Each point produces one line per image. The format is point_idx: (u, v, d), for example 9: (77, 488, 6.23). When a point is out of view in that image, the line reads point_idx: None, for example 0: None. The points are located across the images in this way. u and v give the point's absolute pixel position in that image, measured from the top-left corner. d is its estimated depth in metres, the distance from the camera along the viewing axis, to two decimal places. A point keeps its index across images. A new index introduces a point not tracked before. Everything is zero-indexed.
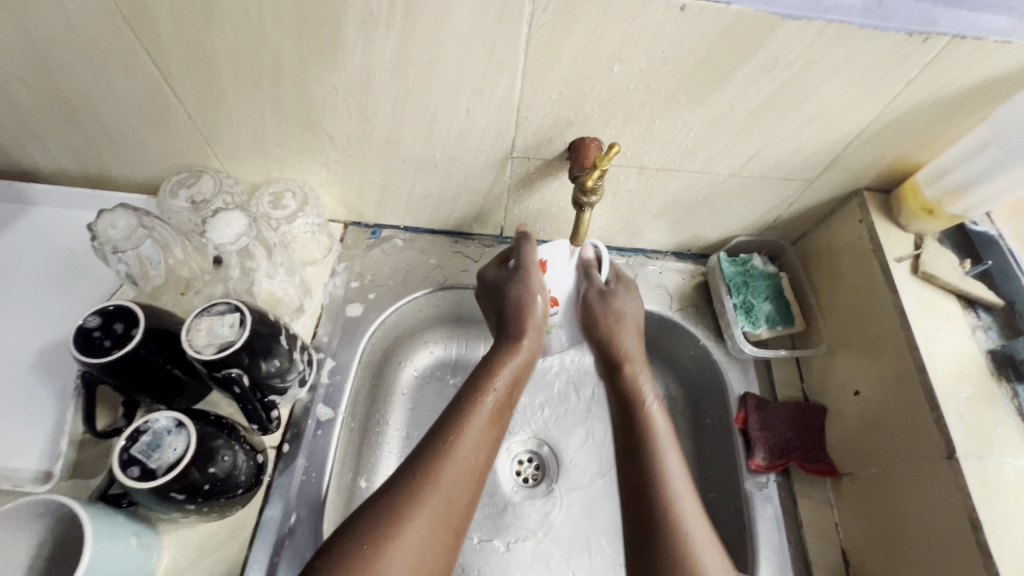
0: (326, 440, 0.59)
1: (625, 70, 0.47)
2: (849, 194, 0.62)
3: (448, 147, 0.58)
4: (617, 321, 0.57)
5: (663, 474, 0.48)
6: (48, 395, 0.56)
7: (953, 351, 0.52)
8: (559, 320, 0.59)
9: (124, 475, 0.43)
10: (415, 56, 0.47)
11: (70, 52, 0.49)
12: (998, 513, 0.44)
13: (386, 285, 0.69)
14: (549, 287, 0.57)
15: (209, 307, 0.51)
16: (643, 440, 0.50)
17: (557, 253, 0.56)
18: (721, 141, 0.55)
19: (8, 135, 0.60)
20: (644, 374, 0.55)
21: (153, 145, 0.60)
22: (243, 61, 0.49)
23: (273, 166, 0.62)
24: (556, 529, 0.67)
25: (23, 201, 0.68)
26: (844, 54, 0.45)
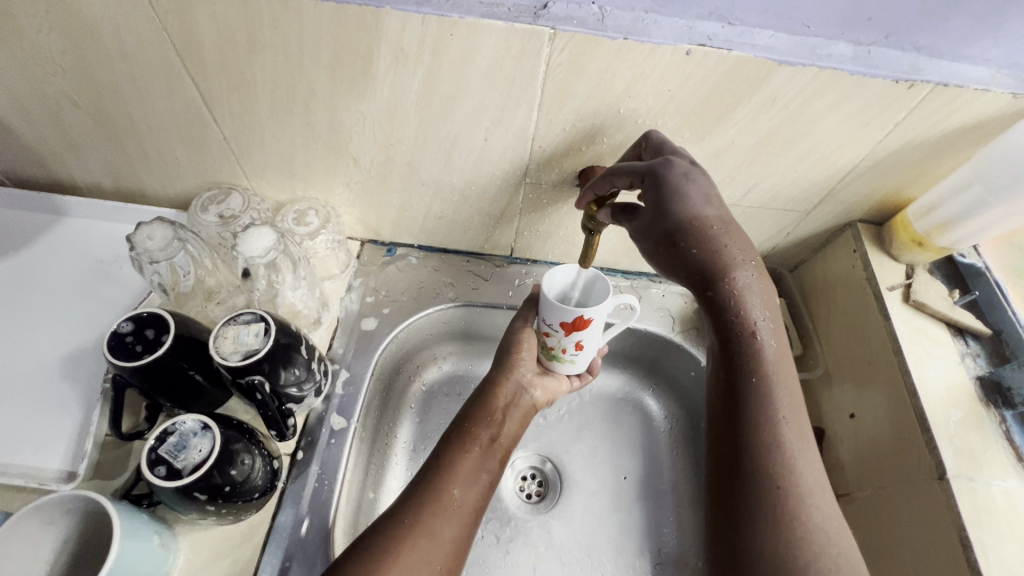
0: (339, 449, 0.60)
1: (634, 107, 0.51)
2: (843, 225, 0.65)
3: (465, 172, 0.61)
4: (693, 228, 0.48)
5: (776, 429, 0.46)
6: (74, 397, 0.59)
7: (944, 377, 0.54)
8: (574, 358, 0.61)
9: (152, 474, 0.45)
10: (440, 89, 0.51)
11: (121, 76, 0.53)
12: (988, 534, 0.45)
13: (399, 301, 0.72)
14: (576, 336, 0.56)
15: (236, 317, 0.53)
16: (755, 377, 0.48)
17: (601, 314, 0.52)
18: (723, 173, 0.58)
19: (50, 150, 0.64)
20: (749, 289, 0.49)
21: (188, 163, 0.64)
22: (281, 89, 0.53)
23: (299, 185, 0.65)
24: (559, 545, 0.68)
25: (58, 211, 0.71)
26: (837, 97, 0.48)
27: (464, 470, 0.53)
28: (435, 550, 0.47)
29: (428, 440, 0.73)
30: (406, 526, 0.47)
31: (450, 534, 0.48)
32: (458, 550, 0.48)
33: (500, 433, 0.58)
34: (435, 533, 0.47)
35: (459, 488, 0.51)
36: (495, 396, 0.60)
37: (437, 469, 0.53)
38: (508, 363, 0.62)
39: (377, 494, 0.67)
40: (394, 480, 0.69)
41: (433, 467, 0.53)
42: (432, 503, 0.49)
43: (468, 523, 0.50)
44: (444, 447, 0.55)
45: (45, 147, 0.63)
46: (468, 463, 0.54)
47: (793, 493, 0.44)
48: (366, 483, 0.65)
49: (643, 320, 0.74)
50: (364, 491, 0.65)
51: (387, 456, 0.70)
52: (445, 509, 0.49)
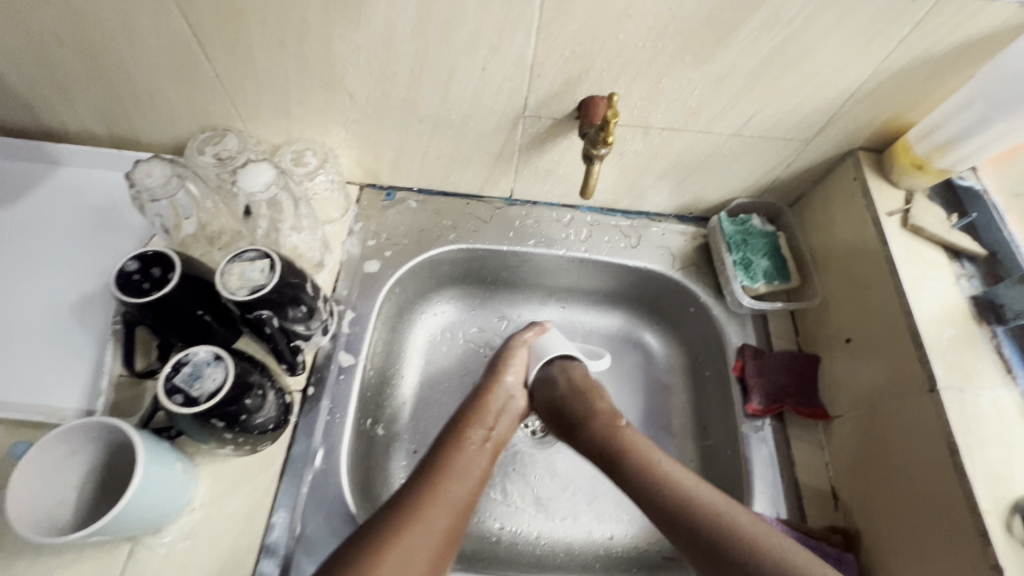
0: (348, 384, 0.62)
1: (634, 27, 0.50)
2: (844, 154, 0.65)
3: (464, 106, 0.60)
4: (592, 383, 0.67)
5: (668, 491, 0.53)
6: (86, 339, 0.60)
7: (938, 298, 0.55)
8: None
9: (169, 402, 0.46)
10: (437, 14, 0.50)
11: (107, 11, 0.52)
12: (974, 438, 0.47)
13: (400, 244, 0.72)
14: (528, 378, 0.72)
15: (240, 253, 0.54)
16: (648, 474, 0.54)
17: None
18: (723, 100, 0.58)
19: (38, 94, 0.62)
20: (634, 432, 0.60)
21: (180, 104, 0.63)
22: (271, 19, 0.51)
23: (294, 125, 0.65)
24: (562, 475, 0.72)
25: (51, 160, 0.71)
26: (841, 12, 0.48)
27: (452, 475, 0.54)
28: (427, 531, 0.49)
29: (435, 381, 0.75)
30: (403, 511, 0.49)
31: (439, 524, 0.50)
32: (448, 543, 0.50)
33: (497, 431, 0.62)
34: (418, 530, 0.48)
35: (455, 483, 0.54)
36: (488, 400, 0.64)
37: (434, 468, 0.55)
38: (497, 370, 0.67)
39: (387, 431, 0.69)
40: (404, 419, 0.71)
41: (429, 465, 0.55)
42: (428, 494, 0.52)
43: (458, 519, 0.52)
44: (438, 449, 0.58)
45: (32, 90, 0.62)
46: (456, 468, 0.55)
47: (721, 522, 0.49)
48: (376, 420, 0.68)
49: (643, 258, 0.74)
50: (374, 428, 0.67)
51: (395, 396, 0.72)
52: (440, 499, 0.52)
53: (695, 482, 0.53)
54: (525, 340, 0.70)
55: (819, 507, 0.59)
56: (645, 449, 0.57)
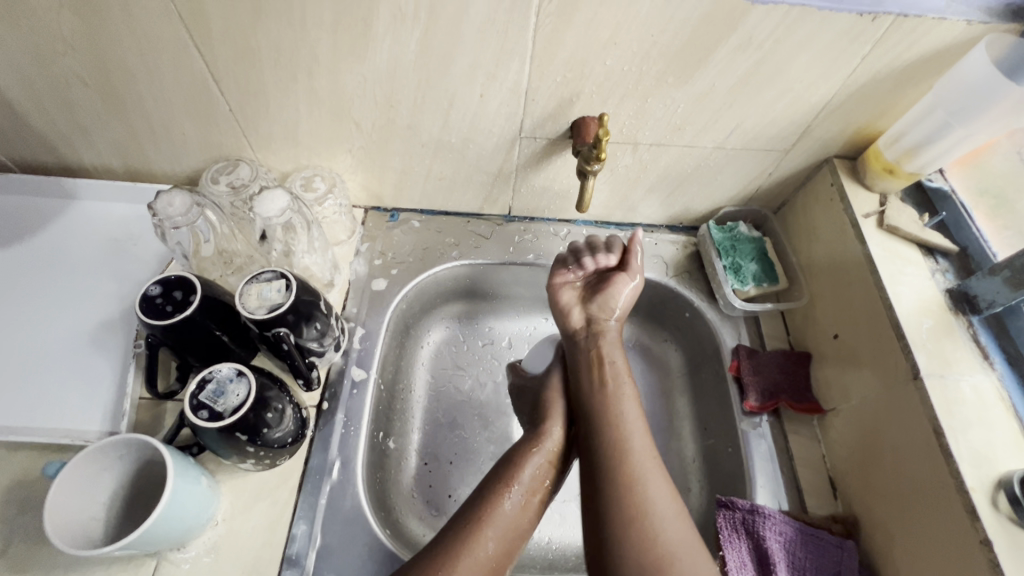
0: (361, 397, 0.64)
1: (620, 53, 0.55)
2: (821, 162, 0.69)
3: (463, 130, 0.64)
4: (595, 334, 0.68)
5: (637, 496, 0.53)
6: (107, 364, 0.62)
7: (916, 291, 0.59)
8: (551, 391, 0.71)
9: (195, 417, 0.48)
10: (438, 48, 0.54)
11: (129, 54, 0.55)
12: (957, 421, 0.50)
13: (406, 262, 0.75)
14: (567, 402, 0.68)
15: (257, 275, 0.57)
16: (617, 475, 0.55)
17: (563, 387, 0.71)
18: (705, 117, 0.62)
19: (59, 132, 0.66)
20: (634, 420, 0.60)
21: (195, 138, 0.66)
22: (284, 57, 0.56)
23: (303, 154, 0.68)
24: (570, 480, 0.74)
25: (68, 195, 0.74)
26: (806, 34, 0.52)
27: (500, 516, 0.54)
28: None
29: (443, 394, 0.77)
30: (440, 559, 0.49)
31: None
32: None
33: (539, 472, 0.60)
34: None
35: (490, 537, 0.53)
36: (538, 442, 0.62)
37: (474, 514, 0.54)
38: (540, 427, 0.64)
39: (398, 445, 0.71)
40: (414, 432, 0.73)
41: (472, 512, 0.54)
42: (479, 522, 0.53)
43: (494, 568, 0.52)
44: (484, 493, 0.56)
45: (54, 129, 0.65)
46: (506, 510, 0.55)
47: (650, 541, 0.51)
48: (387, 434, 0.70)
49: None
50: (385, 441, 0.69)
51: (404, 409, 0.74)
52: (475, 553, 0.51)
53: (665, 517, 0.52)
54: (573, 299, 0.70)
55: (819, 498, 0.61)
56: (640, 457, 0.56)
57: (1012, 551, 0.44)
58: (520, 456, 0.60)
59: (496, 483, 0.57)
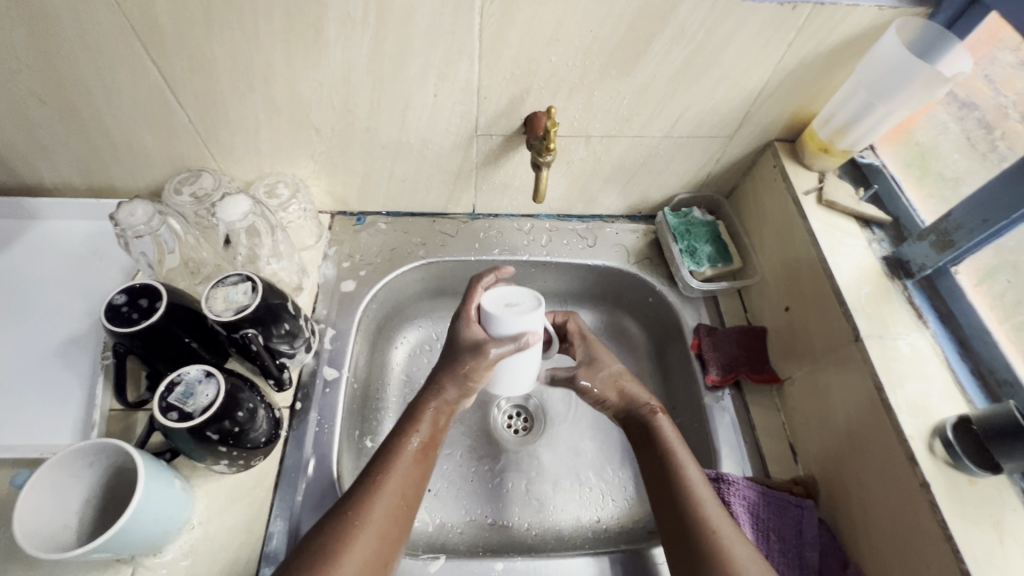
0: (334, 396, 0.65)
1: (563, 49, 0.58)
2: (764, 146, 0.73)
3: (421, 131, 0.67)
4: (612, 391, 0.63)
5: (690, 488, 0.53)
6: (74, 378, 0.62)
7: (855, 261, 0.62)
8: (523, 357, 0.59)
9: (165, 418, 0.49)
10: (389, 51, 0.56)
11: (85, 69, 0.56)
12: (895, 376, 0.54)
13: (374, 262, 0.77)
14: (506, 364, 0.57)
15: (223, 279, 0.58)
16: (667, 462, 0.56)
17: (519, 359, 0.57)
18: (650, 107, 0.65)
19: (17, 151, 0.66)
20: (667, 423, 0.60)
21: (157, 151, 0.67)
22: (240, 66, 0.57)
23: (265, 162, 0.70)
24: (547, 467, 0.76)
25: (29, 214, 0.74)
26: (734, 24, 0.56)
27: (404, 458, 0.53)
28: (370, 537, 0.48)
29: None
30: (342, 520, 0.48)
31: (381, 521, 0.49)
32: (391, 541, 0.49)
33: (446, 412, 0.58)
34: (355, 544, 0.47)
35: (394, 479, 0.51)
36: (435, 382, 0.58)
37: (378, 460, 0.53)
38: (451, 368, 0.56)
39: (375, 443, 0.72)
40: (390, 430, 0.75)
41: (376, 456, 0.53)
42: (385, 464, 0.53)
43: (401, 514, 0.50)
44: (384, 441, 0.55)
45: (13, 148, 0.66)
46: (410, 449, 0.54)
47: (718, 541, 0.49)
48: (363, 433, 0.71)
49: (599, 257, 0.81)
50: (361, 440, 0.71)
51: (380, 408, 0.75)
52: (380, 494, 0.50)
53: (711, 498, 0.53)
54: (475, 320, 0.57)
55: (780, 462, 0.64)
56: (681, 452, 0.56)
57: (949, 492, 0.47)
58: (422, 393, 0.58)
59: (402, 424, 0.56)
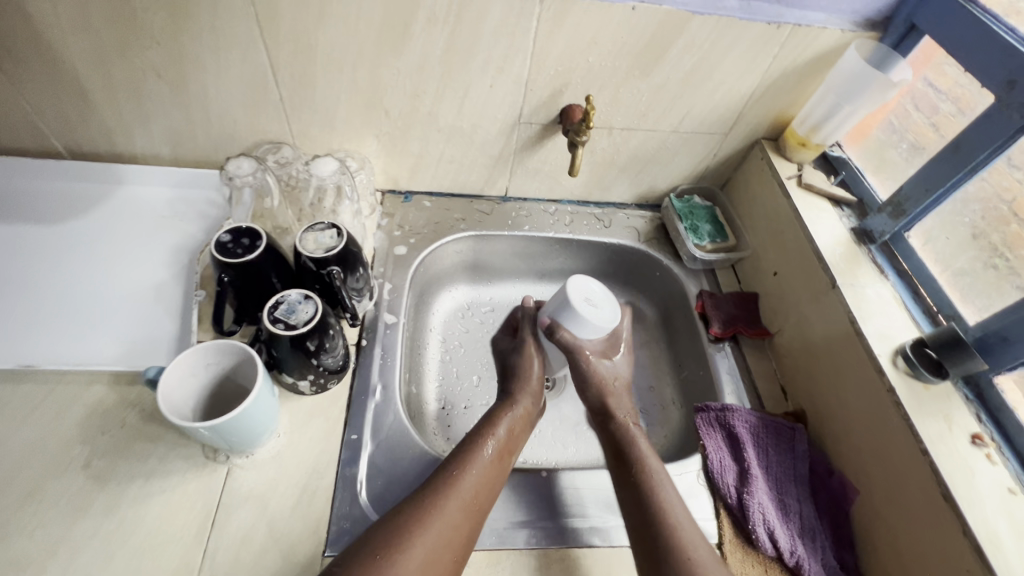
0: (394, 336, 0.75)
1: (598, 51, 0.72)
2: (753, 144, 0.88)
3: (474, 116, 0.79)
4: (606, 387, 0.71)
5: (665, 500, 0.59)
6: (166, 314, 0.71)
7: (830, 230, 0.76)
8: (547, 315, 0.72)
9: (274, 327, 0.58)
10: (460, 46, 0.70)
11: (205, 48, 0.68)
12: (866, 314, 0.67)
13: (421, 233, 0.88)
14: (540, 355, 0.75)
15: (312, 225, 0.68)
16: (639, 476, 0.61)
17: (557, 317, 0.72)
18: (663, 104, 0.80)
19: (121, 119, 0.76)
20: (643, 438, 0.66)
21: (244, 125, 0.78)
22: (336, 52, 0.69)
23: (337, 139, 0.81)
24: (569, 416, 0.87)
25: (114, 180, 0.83)
26: (733, 38, 0.71)
27: (481, 460, 0.59)
28: (441, 527, 0.52)
29: (454, 351, 0.89)
30: (419, 510, 0.53)
31: (454, 512, 0.53)
32: (460, 536, 0.53)
33: (513, 429, 0.65)
34: (427, 531, 0.51)
35: (472, 476, 0.57)
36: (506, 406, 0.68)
37: (457, 460, 0.59)
38: (511, 397, 0.69)
39: (418, 390, 0.82)
40: (430, 381, 0.85)
41: (456, 457, 0.59)
42: (464, 461, 0.59)
43: (474, 509, 0.55)
44: (465, 443, 0.61)
45: (118, 117, 0.76)
46: (485, 455, 0.60)
47: (684, 551, 0.54)
48: (410, 379, 0.81)
49: (614, 236, 0.94)
50: (409, 385, 0.80)
51: (421, 362, 0.85)
52: (458, 489, 0.55)
53: (682, 510, 0.58)
54: (533, 340, 0.75)
55: (773, 399, 0.76)
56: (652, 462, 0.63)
57: (911, 395, 0.60)
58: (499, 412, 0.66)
59: (478, 435, 0.62)
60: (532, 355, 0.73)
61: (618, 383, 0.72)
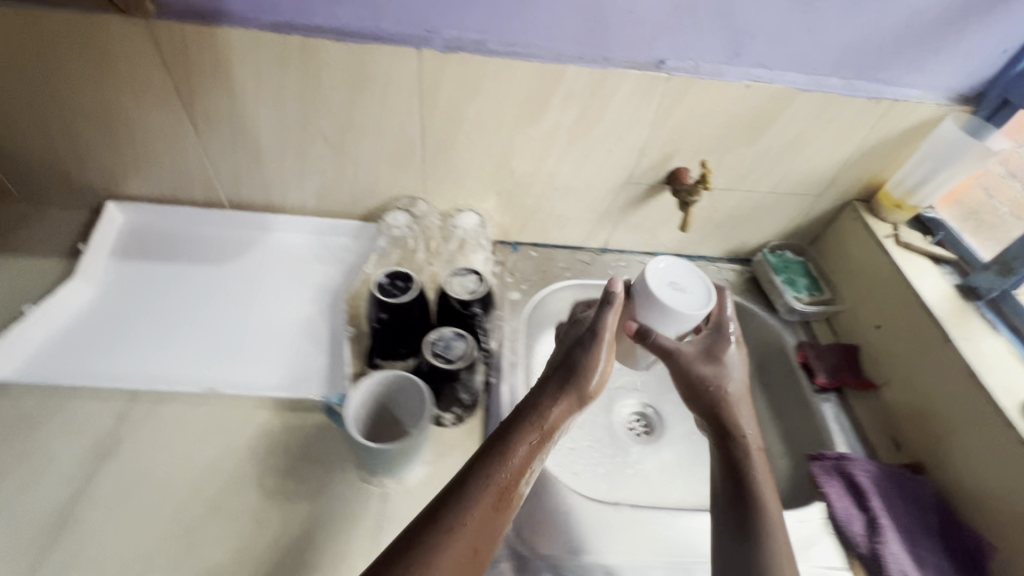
0: (517, 373, 0.80)
1: (711, 121, 0.80)
2: (844, 205, 0.94)
3: (589, 177, 0.88)
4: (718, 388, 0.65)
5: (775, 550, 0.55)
6: (317, 350, 0.78)
7: (935, 286, 0.80)
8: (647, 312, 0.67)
9: (435, 361, 0.65)
10: (589, 117, 0.79)
11: (369, 117, 0.78)
12: (985, 368, 0.69)
13: (531, 280, 0.95)
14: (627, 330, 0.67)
15: (456, 271, 0.76)
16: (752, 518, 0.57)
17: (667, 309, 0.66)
18: (763, 168, 0.87)
19: (281, 175, 0.87)
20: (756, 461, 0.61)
21: (385, 182, 0.88)
22: (480, 121, 0.79)
23: (463, 195, 0.90)
24: (671, 461, 0.90)
25: (264, 228, 0.93)
26: (835, 111, 0.79)
27: (461, 496, 0.47)
28: None
29: None
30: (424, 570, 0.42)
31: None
32: None
33: (535, 445, 0.52)
34: None
35: (467, 521, 0.46)
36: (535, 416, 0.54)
37: (448, 496, 0.47)
38: (538, 403, 0.55)
39: None
40: None
41: (448, 492, 0.48)
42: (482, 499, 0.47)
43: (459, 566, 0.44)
44: (477, 467, 0.49)
45: (281, 173, 0.87)
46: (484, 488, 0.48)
47: None
48: None
49: None
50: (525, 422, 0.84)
51: None
52: (437, 538, 0.44)
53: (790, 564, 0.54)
54: (611, 324, 0.62)
55: (887, 451, 0.78)
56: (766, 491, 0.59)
57: None
58: (514, 429, 0.52)
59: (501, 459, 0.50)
60: (606, 343, 0.61)
61: (733, 387, 0.65)
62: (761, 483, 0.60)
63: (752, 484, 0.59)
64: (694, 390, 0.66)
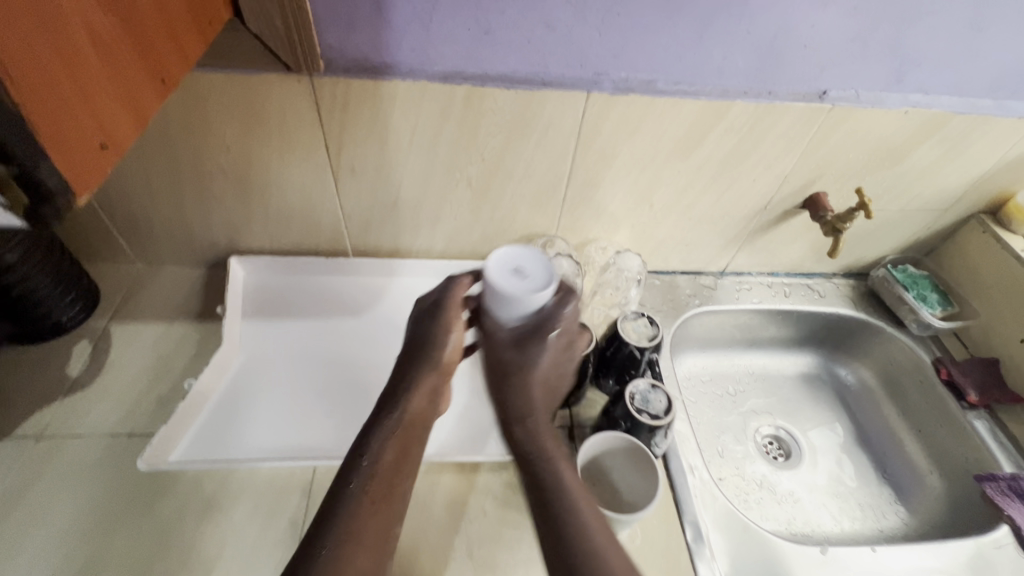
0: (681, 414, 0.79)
1: (860, 147, 0.79)
2: (968, 218, 0.94)
3: (727, 206, 0.87)
4: (519, 374, 0.58)
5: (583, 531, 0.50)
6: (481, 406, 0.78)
7: None
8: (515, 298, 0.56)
9: (642, 417, 0.64)
10: (742, 149, 0.78)
11: (519, 159, 0.76)
12: None
13: (662, 311, 0.95)
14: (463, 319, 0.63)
15: (627, 315, 0.77)
16: (553, 498, 0.52)
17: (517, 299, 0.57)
18: (899, 188, 0.87)
19: (414, 220, 0.84)
20: (552, 449, 0.56)
21: (520, 221, 0.86)
22: (632, 158, 0.77)
23: (597, 229, 0.89)
24: (818, 485, 0.89)
25: (389, 274, 0.90)
26: (985, 132, 0.79)
27: (366, 499, 0.51)
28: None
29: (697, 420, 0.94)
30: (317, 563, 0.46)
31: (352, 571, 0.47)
32: None
33: (412, 433, 0.57)
34: None
35: (364, 522, 0.50)
36: (385, 413, 0.57)
37: (361, 493, 0.51)
38: (416, 384, 0.59)
39: None
40: None
41: (344, 486, 0.52)
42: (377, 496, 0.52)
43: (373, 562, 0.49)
44: (356, 463, 0.53)
45: (415, 219, 0.84)
46: (368, 485, 0.52)
47: None
48: None
49: (832, 305, 1.00)
50: None
51: None
52: (346, 539, 0.48)
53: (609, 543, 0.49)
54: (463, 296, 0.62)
55: None
56: (563, 473, 0.54)
57: None
58: (383, 421, 0.57)
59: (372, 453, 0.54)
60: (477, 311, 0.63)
61: (542, 370, 0.59)
62: (561, 475, 0.54)
63: (545, 462, 0.55)
64: (500, 372, 0.59)
